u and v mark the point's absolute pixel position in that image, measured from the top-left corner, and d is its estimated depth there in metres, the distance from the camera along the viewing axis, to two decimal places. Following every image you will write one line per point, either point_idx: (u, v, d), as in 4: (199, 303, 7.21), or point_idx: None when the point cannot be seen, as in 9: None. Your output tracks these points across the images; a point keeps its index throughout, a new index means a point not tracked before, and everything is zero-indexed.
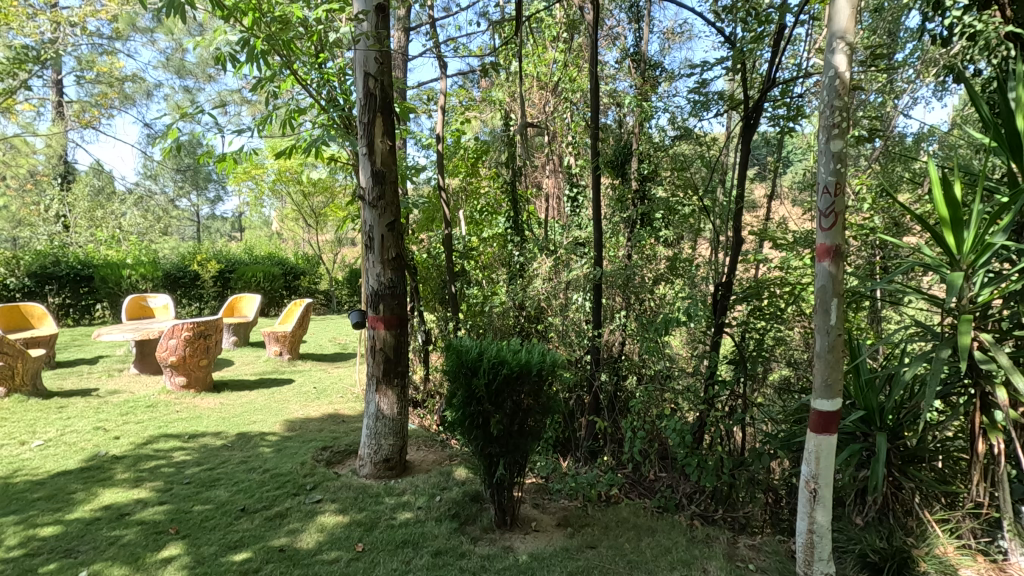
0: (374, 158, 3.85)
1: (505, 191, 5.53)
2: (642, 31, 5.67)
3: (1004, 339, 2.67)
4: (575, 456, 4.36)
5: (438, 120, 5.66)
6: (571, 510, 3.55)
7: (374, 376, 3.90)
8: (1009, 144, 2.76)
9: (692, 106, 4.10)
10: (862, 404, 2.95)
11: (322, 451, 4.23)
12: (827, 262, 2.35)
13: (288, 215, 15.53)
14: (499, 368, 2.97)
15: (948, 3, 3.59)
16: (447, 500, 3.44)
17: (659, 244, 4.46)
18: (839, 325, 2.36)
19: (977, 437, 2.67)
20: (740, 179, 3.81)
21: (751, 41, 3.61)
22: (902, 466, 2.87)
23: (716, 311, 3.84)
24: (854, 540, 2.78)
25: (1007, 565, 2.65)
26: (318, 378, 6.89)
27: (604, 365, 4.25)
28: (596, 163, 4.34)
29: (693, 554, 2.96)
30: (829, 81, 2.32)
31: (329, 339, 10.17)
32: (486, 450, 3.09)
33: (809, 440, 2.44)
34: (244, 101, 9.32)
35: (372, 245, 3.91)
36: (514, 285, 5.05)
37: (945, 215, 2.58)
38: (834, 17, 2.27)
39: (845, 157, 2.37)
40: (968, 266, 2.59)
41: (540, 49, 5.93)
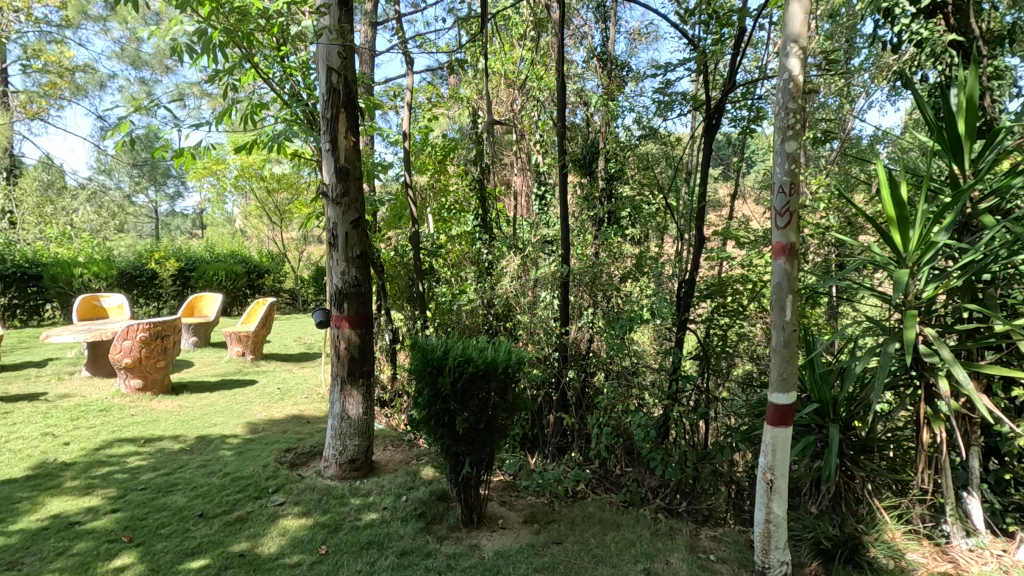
0: (337, 155, 3.79)
1: (474, 189, 5.51)
2: (608, 32, 5.75)
3: (946, 333, 2.79)
4: (543, 452, 4.38)
5: (405, 116, 5.59)
6: (538, 506, 3.57)
7: (339, 376, 3.85)
8: (951, 147, 2.90)
9: (657, 106, 4.16)
10: (817, 396, 3.04)
11: (285, 452, 4.15)
12: (782, 260, 2.42)
13: (252, 213, 15.18)
14: (465, 366, 2.97)
15: (897, 12, 3.74)
16: (413, 500, 3.42)
17: (626, 242, 4.52)
18: (794, 321, 2.43)
19: (923, 427, 2.80)
20: (702, 179, 3.88)
21: (713, 44, 3.69)
22: (854, 456, 2.96)
23: (679, 308, 3.89)
24: (808, 528, 2.86)
25: (950, 548, 2.81)
26: (283, 378, 6.76)
27: (571, 363, 4.27)
28: (564, 162, 4.38)
29: (656, 547, 3.01)
30: (783, 84, 2.39)
31: (294, 338, 9.98)
32: (452, 448, 3.08)
33: (766, 433, 2.51)
34: (204, 95, 9.05)
35: (335, 242, 3.84)
36: (482, 283, 5.06)
37: (893, 215, 2.69)
38: (787, 22, 2.34)
39: (799, 157, 2.44)
40: (914, 264, 2.71)
41: (507, 47, 5.94)
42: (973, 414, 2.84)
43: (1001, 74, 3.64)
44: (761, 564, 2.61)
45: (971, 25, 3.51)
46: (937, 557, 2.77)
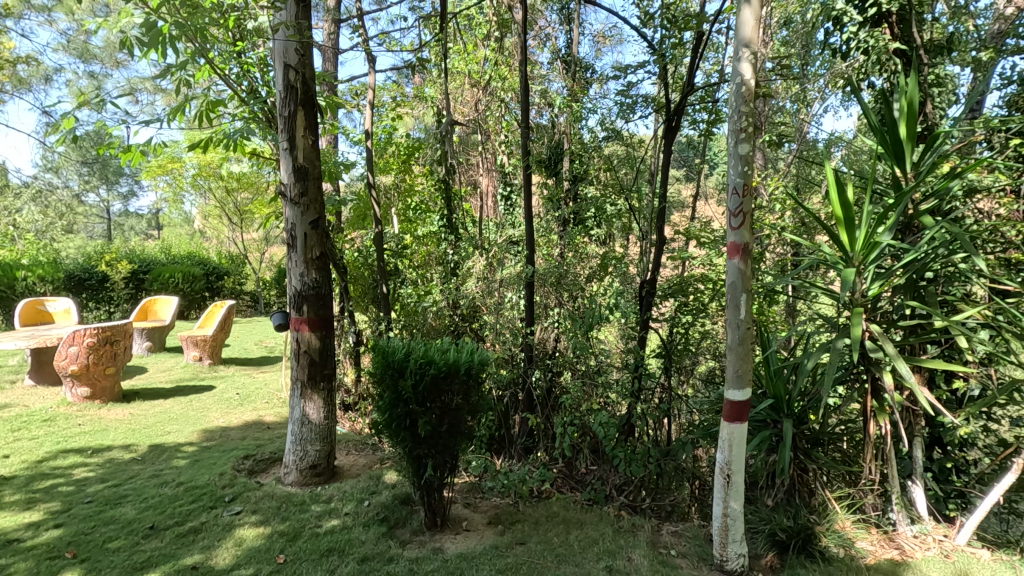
0: (295, 154, 3.71)
1: (440, 189, 5.47)
2: (573, 34, 5.81)
3: (891, 329, 2.91)
4: (509, 453, 4.37)
5: (368, 115, 5.50)
6: (503, 507, 3.57)
7: (299, 380, 3.77)
8: (893, 150, 3.02)
9: (619, 108, 4.22)
10: (772, 391, 3.13)
11: (243, 460, 4.03)
12: (737, 260, 2.48)
13: (211, 213, 14.72)
14: (426, 368, 2.93)
15: (845, 20, 3.89)
16: (376, 505, 3.37)
17: (591, 243, 4.55)
18: (749, 319, 2.49)
19: (869, 420, 2.92)
20: (663, 180, 3.93)
21: (673, 47, 3.76)
22: (807, 449, 3.04)
23: (642, 307, 3.94)
24: (764, 520, 2.94)
25: (896, 535, 2.95)
26: (242, 383, 6.56)
27: (537, 363, 4.27)
28: (528, 163, 4.39)
29: (619, 544, 3.04)
30: (736, 87, 2.44)
31: (255, 342, 9.71)
32: (414, 452, 3.05)
33: (723, 429, 2.57)
34: (158, 90, 8.73)
35: (294, 243, 3.76)
36: (447, 285, 5.03)
37: (840, 215, 2.78)
38: (739, 27, 2.40)
39: (752, 160, 2.50)
40: (860, 263, 2.82)
41: (471, 47, 5.89)
42: (915, 407, 2.98)
43: (941, 81, 3.82)
44: (720, 557, 2.67)
45: (913, 34, 3.67)
46: (884, 543, 2.89)
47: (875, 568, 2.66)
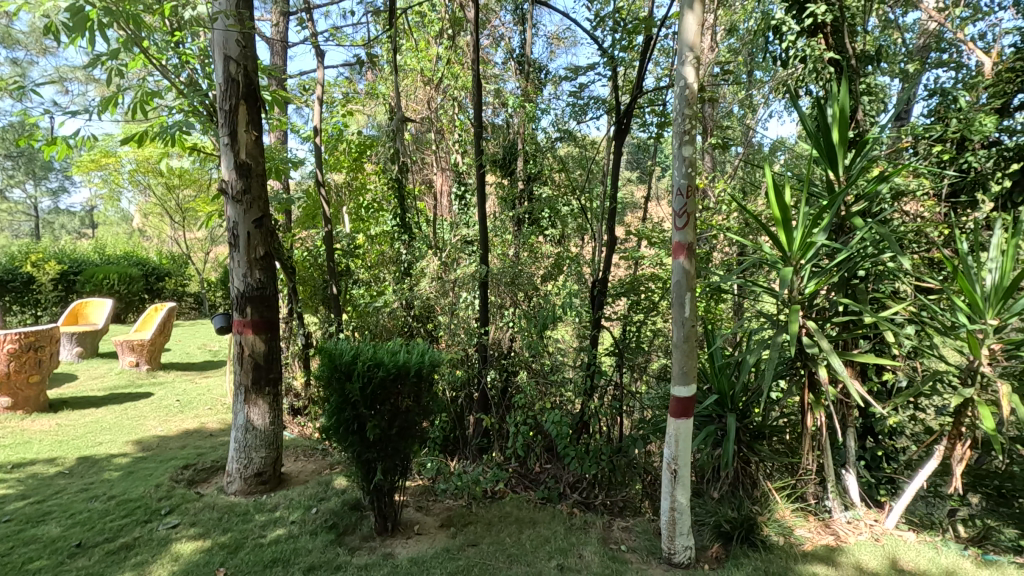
0: (237, 149, 3.57)
1: (392, 188, 5.36)
2: (526, 34, 5.84)
3: (826, 325, 3.05)
4: (463, 454, 4.34)
5: (317, 111, 5.35)
6: (455, 509, 3.54)
7: (243, 385, 3.63)
8: (827, 155, 3.16)
9: (572, 109, 4.26)
10: (717, 387, 3.22)
11: (182, 470, 3.84)
12: (681, 259, 2.54)
13: (150, 211, 14.01)
14: (375, 370, 2.88)
15: (784, 30, 4.06)
16: (324, 512, 3.28)
17: (545, 242, 4.56)
18: (694, 316, 2.55)
19: (807, 413, 3.05)
20: (613, 181, 3.99)
21: (622, 50, 3.81)
22: (750, 442, 3.15)
23: (594, 307, 3.99)
24: (710, 512, 3.03)
25: (831, 522, 3.09)
26: (184, 389, 6.26)
27: (492, 363, 4.27)
28: (481, 162, 4.36)
29: (570, 542, 3.06)
30: (680, 91, 2.50)
31: (198, 346, 9.28)
32: (363, 456, 2.98)
33: (669, 425, 2.63)
34: (90, 80, 8.24)
35: (237, 243, 3.62)
36: (401, 285, 4.95)
37: (778, 216, 2.89)
38: (683, 32, 2.45)
39: (695, 162, 2.57)
40: (797, 262, 2.94)
41: (424, 44, 5.82)
42: (848, 399, 3.14)
43: (872, 89, 4.05)
44: (668, 550, 2.73)
45: (846, 44, 3.87)
46: (821, 530, 3.03)
47: (812, 555, 2.77)
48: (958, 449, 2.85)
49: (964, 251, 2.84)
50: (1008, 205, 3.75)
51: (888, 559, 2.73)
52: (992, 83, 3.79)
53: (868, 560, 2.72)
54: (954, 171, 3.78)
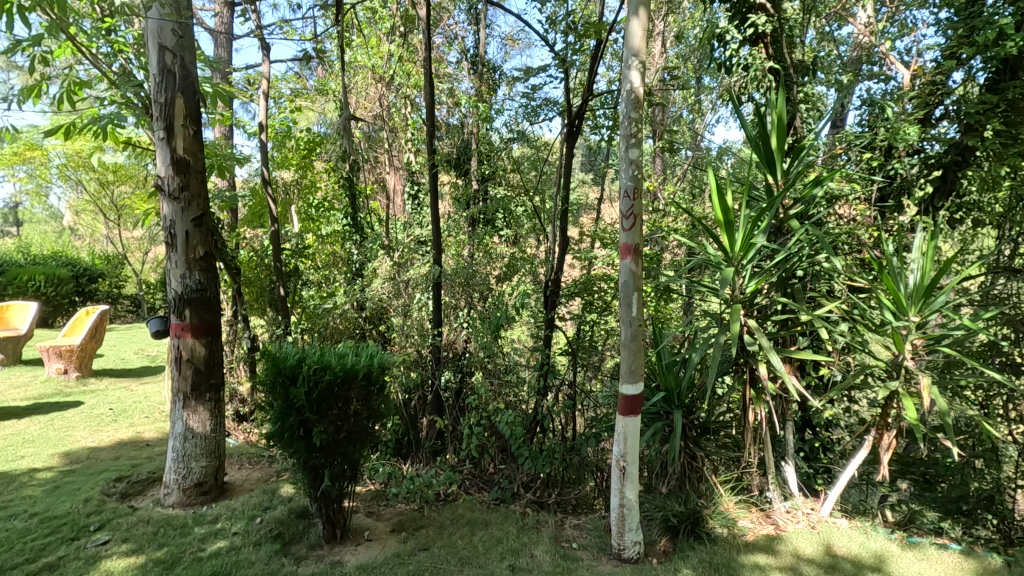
0: (174, 144, 3.41)
1: (343, 186, 5.23)
2: (480, 35, 5.83)
3: (766, 323, 3.18)
4: (417, 457, 4.28)
5: (263, 105, 5.13)
6: (407, 514, 3.48)
7: (181, 392, 3.46)
8: (767, 160, 3.28)
9: (524, 110, 4.28)
10: (664, 384, 3.30)
11: (115, 482, 3.63)
12: (629, 260, 2.59)
13: (82, 208, 13.21)
14: (321, 374, 2.81)
15: (728, 38, 4.22)
16: (269, 521, 3.16)
17: (499, 243, 4.56)
18: (641, 316, 2.60)
19: (749, 407, 3.16)
20: (565, 181, 4.02)
21: (573, 53, 3.85)
22: (696, 437, 3.24)
23: (547, 307, 4.01)
24: (658, 507, 3.10)
25: (771, 512, 3.23)
26: (118, 397, 5.92)
27: (446, 364, 4.23)
28: (435, 162, 4.31)
29: (522, 542, 3.06)
30: (627, 94, 2.55)
31: (134, 351, 8.80)
32: (309, 462, 2.89)
33: (618, 423, 2.68)
34: (13, 68, 7.69)
35: (174, 242, 3.45)
36: (353, 286, 4.84)
37: (721, 218, 2.98)
38: (629, 37, 2.50)
39: (642, 164, 2.62)
40: (739, 262, 3.04)
41: (376, 41, 5.72)
42: (787, 394, 3.28)
43: (809, 98, 4.25)
44: (617, 546, 2.77)
45: (784, 54, 4.06)
46: (762, 520, 3.15)
47: (753, 545, 2.88)
48: (885, 439, 3.02)
49: (890, 251, 3.02)
50: (929, 209, 4.08)
51: (822, 546, 2.86)
52: (916, 95, 4.04)
53: (804, 547, 2.85)
54: (882, 177, 4.03)
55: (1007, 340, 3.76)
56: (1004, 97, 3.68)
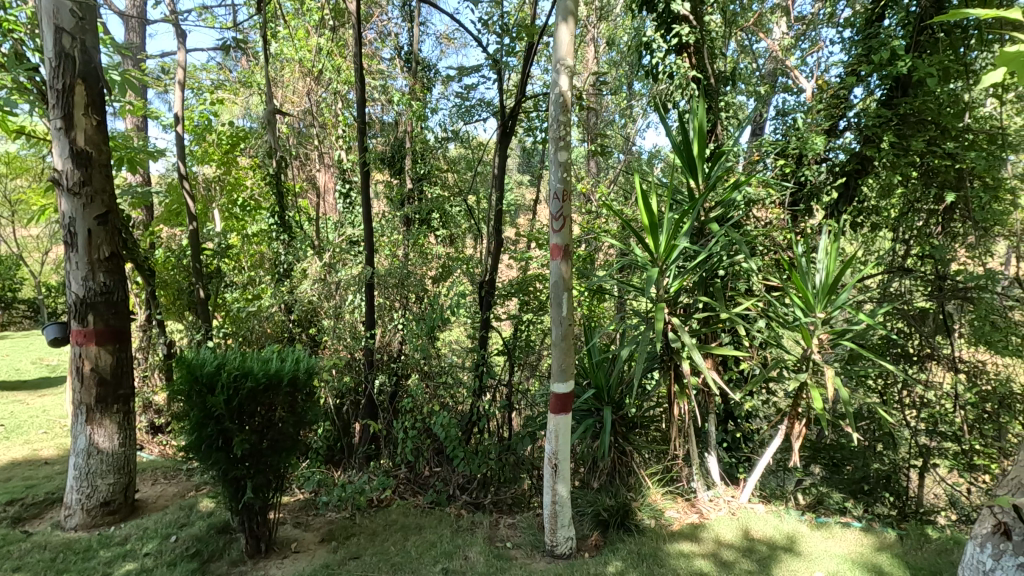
0: (74, 135, 3.14)
1: (269, 184, 5.01)
2: (414, 32, 5.76)
3: (689, 321, 3.33)
4: (349, 464, 4.16)
5: (179, 96, 4.80)
6: (337, 522, 3.37)
7: (84, 404, 3.18)
8: (689, 165, 3.42)
9: (459, 110, 4.26)
10: (594, 382, 3.38)
11: (5, 507, 3.29)
12: (559, 261, 2.63)
13: None
14: (242, 381, 2.67)
15: (654, 47, 4.38)
16: (185, 539, 2.97)
17: (435, 243, 4.52)
18: (571, 315, 2.66)
19: (674, 402, 3.30)
20: (500, 182, 4.01)
21: (506, 55, 3.87)
22: (625, 432, 3.35)
23: (483, 307, 4.00)
24: (591, 502, 3.19)
25: (696, 501, 3.39)
26: (11, 412, 5.38)
27: (379, 368, 4.13)
28: (367, 161, 4.19)
29: (456, 544, 3.05)
30: (555, 98, 2.60)
31: (31, 361, 8.03)
32: (229, 474, 2.74)
33: (550, 421, 2.72)
34: None
35: (74, 242, 3.18)
36: (280, 287, 4.63)
37: (646, 222, 3.07)
38: (557, 42, 2.54)
39: (570, 167, 2.68)
40: (663, 263, 3.15)
41: (304, 32, 5.52)
42: (709, 388, 3.45)
43: (730, 106, 4.47)
44: (550, 542, 2.82)
45: (706, 65, 4.27)
46: (687, 510, 3.31)
47: (678, 533, 3.01)
48: (796, 427, 3.23)
49: (799, 253, 3.23)
50: (834, 213, 4.38)
51: (741, 531, 3.03)
52: (823, 108, 4.35)
53: (725, 533, 3.01)
54: (794, 183, 4.31)
55: (900, 333, 4.14)
56: (897, 112, 4.04)
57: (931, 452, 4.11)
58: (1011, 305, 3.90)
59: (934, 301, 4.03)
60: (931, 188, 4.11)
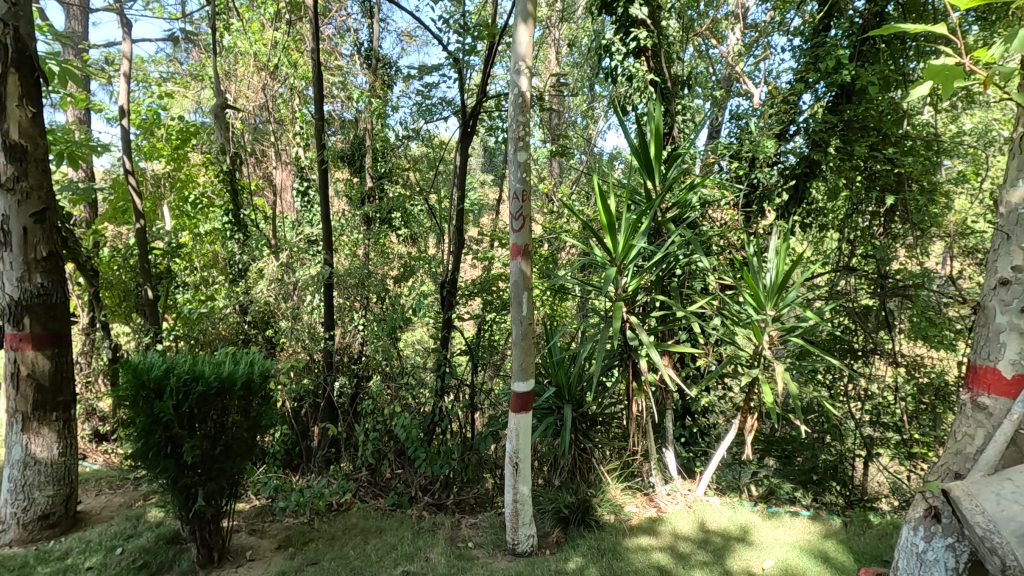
0: (7, 127, 2.96)
1: (223, 180, 4.86)
2: (375, 29, 5.68)
3: (647, 320, 3.39)
4: (308, 468, 4.07)
5: (125, 88, 4.59)
6: (295, 528, 3.30)
7: (19, 412, 3.01)
8: (646, 166, 3.48)
9: (419, 108, 4.22)
10: (555, 380, 3.42)
11: None
12: (519, 260, 2.64)
13: None
14: (193, 385, 2.58)
15: (613, 50, 4.46)
16: (132, 551, 2.85)
17: (396, 243, 4.47)
18: (531, 315, 2.67)
19: (632, 399, 3.36)
20: (461, 181, 3.99)
21: (466, 53, 3.86)
22: (585, 429, 3.40)
23: (445, 307, 3.99)
24: (552, 499, 3.22)
25: (654, 495, 3.46)
26: None
27: (339, 370, 4.06)
28: (326, 159, 4.08)
29: (417, 546, 3.02)
30: (515, 98, 2.60)
31: None
32: (179, 482, 2.64)
33: (510, 420, 2.73)
34: None
35: (7, 241, 3.00)
36: (235, 288, 4.50)
37: (605, 222, 3.11)
38: (516, 42, 2.55)
39: (530, 167, 2.69)
40: (621, 262, 3.20)
41: (259, 25, 5.36)
42: (666, 385, 3.53)
43: (686, 110, 4.57)
44: (512, 540, 2.83)
45: (663, 68, 4.37)
46: (646, 504, 3.38)
47: (637, 528, 3.07)
48: (749, 421, 3.35)
49: (751, 253, 3.32)
50: (785, 215, 4.56)
51: (697, 523, 3.11)
52: (775, 113, 4.50)
53: (681, 526, 3.09)
54: (747, 185, 4.45)
55: (846, 329, 4.34)
56: (842, 118, 4.22)
57: (875, 442, 4.32)
58: (946, 301, 4.14)
59: (877, 299, 4.21)
60: (874, 190, 4.32)
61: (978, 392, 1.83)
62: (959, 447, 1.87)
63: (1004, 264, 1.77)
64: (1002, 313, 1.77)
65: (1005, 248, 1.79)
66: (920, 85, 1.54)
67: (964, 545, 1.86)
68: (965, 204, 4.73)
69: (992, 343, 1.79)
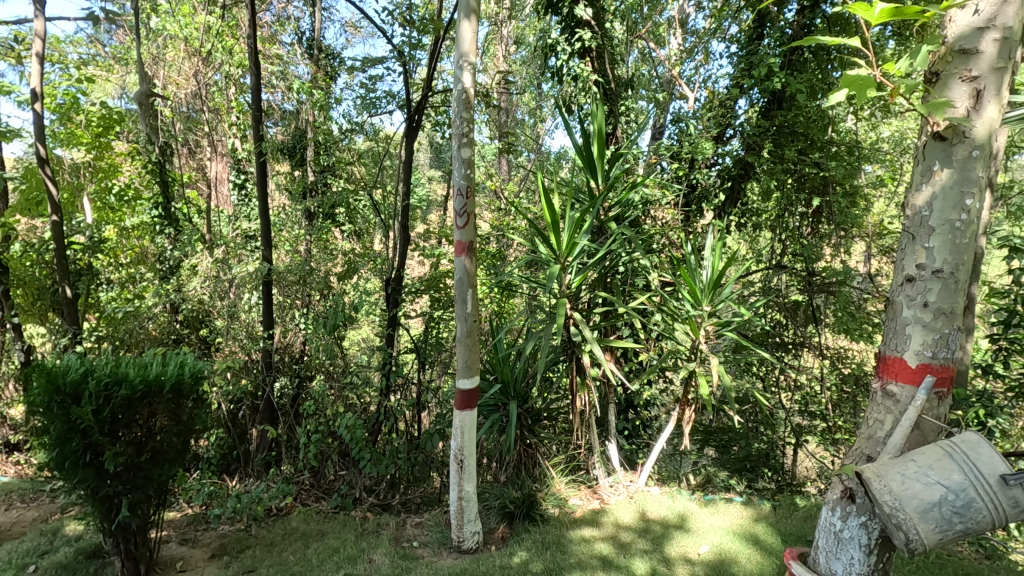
0: None
1: (152, 172, 4.60)
2: (316, 18, 5.50)
3: (590, 316, 3.46)
4: (246, 472, 3.92)
5: (38, 69, 4.22)
6: (230, 535, 3.16)
7: None
8: (589, 165, 3.53)
9: (362, 101, 4.12)
10: (500, 377, 3.42)
11: None
12: (463, 257, 2.63)
13: None
14: (115, 389, 2.43)
15: (558, 50, 4.51)
16: (47, 567, 2.66)
17: (340, 239, 4.36)
18: (475, 312, 2.66)
19: (576, 394, 3.42)
20: (406, 176, 3.93)
21: (410, 47, 3.79)
22: (529, 425, 3.44)
23: (390, 305, 3.92)
24: (498, 495, 3.24)
25: (597, 487, 3.54)
26: None
27: (279, 370, 3.92)
28: (264, 151, 3.91)
29: (360, 547, 2.96)
30: (458, 94, 2.58)
31: None
32: (99, 492, 2.47)
33: (455, 417, 2.71)
34: None
35: None
36: (165, 285, 4.25)
37: (549, 220, 3.14)
38: (460, 38, 2.53)
39: (474, 163, 2.68)
40: (565, 260, 3.24)
41: (190, 8, 5.07)
42: (609, 379, 3.61)
43: (629, 111, 4.68)
44: (457, 538, 2.83)
45: (607, 69, 4.45)
46: (589, 497, 3.45)
47: (580, 520, 3.13)
48: (687, 412, 3.47)
49: (689, 251, 3.43)
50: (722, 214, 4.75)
51: (638, 513, 3.20)
52: (713, 116, 4.68)
53: (623, 516, 3.17)
54: (686, 185, 4.61)
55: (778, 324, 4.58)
56: (773, 123, 4.43)
57: (803, 429, 4.58)
58: (866, 297, 4.44)
59: (805, 295, 4.46)
60: (803, 193, 4.57)
61: (887, 381, 1.96)
62: (871, 432, 2.00)
63: (910, 262, 1.91)
64: (908, 307, 1.90)
65: (910, 248, 1.92)
66: (836, 92, 1.61)
67: (876, 523, 1.99)
68: (883, 206, 5.08)
69: (899, 335, 1.92)
